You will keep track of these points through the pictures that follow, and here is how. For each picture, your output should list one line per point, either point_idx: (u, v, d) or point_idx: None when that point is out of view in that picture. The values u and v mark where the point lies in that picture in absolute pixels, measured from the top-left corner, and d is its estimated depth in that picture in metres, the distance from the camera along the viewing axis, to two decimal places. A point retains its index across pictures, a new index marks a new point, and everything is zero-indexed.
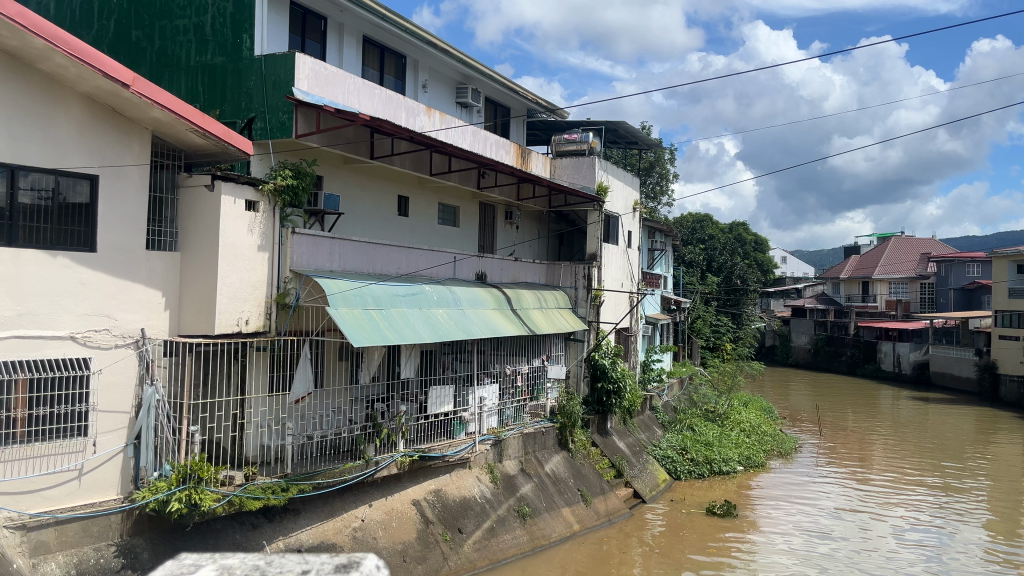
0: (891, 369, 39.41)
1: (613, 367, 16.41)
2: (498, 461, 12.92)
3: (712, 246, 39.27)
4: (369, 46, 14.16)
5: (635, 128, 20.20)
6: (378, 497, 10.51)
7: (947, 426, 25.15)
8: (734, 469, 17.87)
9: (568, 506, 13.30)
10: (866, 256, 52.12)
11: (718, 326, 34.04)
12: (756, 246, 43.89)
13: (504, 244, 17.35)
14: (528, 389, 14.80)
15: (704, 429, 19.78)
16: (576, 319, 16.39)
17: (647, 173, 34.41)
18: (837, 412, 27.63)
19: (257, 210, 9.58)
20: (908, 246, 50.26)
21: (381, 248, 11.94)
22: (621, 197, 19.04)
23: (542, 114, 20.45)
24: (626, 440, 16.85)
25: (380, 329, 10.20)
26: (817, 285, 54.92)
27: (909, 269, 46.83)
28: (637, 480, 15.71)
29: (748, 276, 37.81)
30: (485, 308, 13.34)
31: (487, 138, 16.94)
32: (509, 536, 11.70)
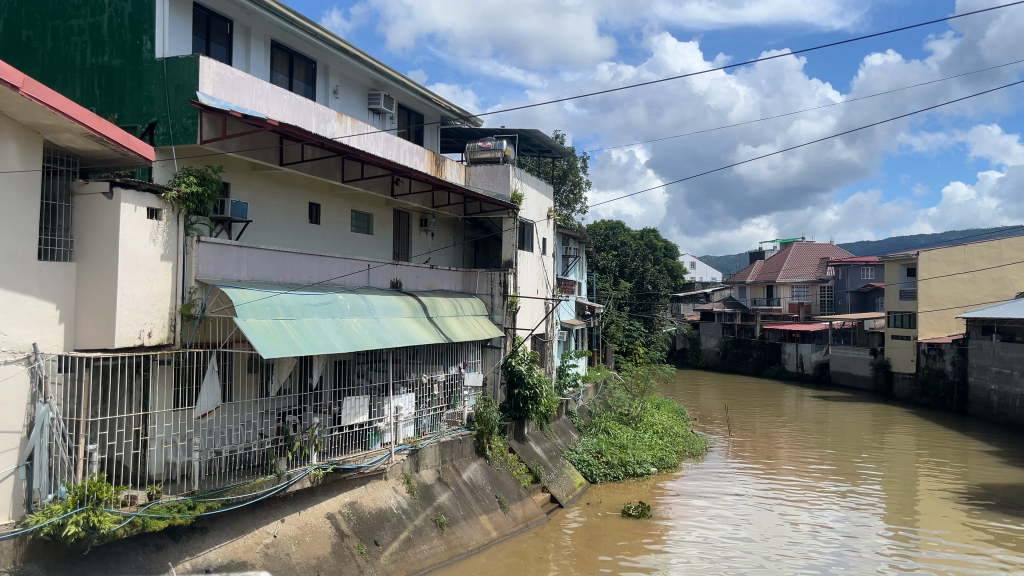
0: (795, 369, 40.98)
1: (529, 373, 16.48)
2: (415, 471, 12.77)
3: (624, 252, 40.16)
4: (276, 50, 13.86)
5: (548, 137, 20.42)
6: (290, 512, 10.23)
7: (846, 422, 26.36)
8: (647, 471, 18.24)
9: (486, 514, 13.28)
10: (770, 261, 54.19)
11: (631, 330, 34.75)
12: (666, 252, 45.04)
13: (420, 252, 17.19)
14: (444, 398, 14.69)
15: (619, 432, 20.07)
16: (492, 326, 16.40)
17: (560, 181, 34.90)
18: (744, 412, 28.61)
19: (160, 218, 9.24)
20: (809, 251, 52.53)
21: (291, 257, 11.69)
22: (536, 204, 19.17)
23: (455, 122, 20.40)
24: (543, 446, 16.90)
25: (290, 339, 9.97)
26: (725, 290, 56.84)
27: (810, 273, 48.88)
28: (553, 485, 15.81)
29: (659, 282, 38.65)
30: (400, 316, 13.25)
31: (400, 145, 16.84)
32: (427, 546, 11.59)
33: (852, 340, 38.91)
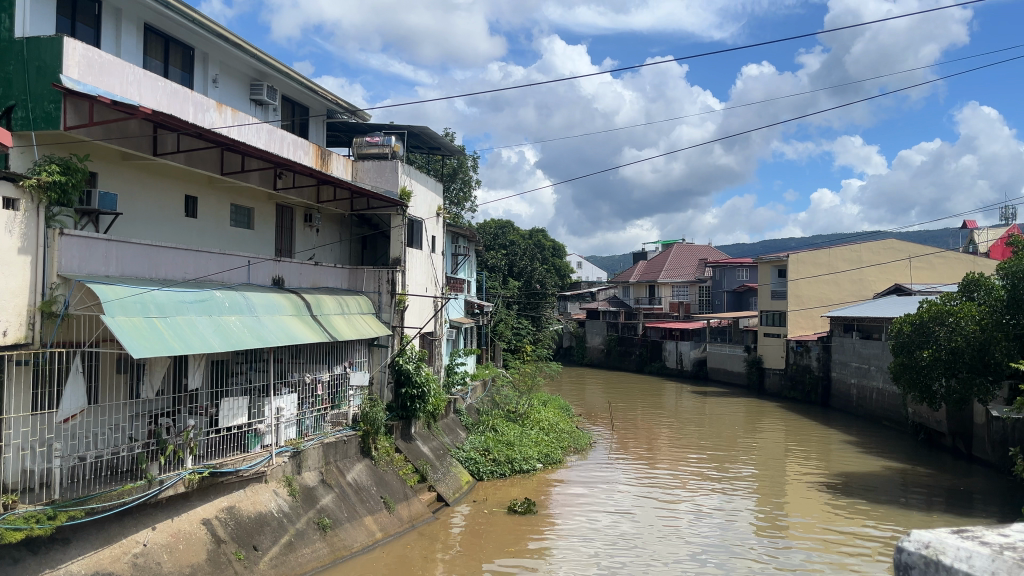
0: (675, 366, 42.48)
1: (417, 372, 16.36)
2: (297, 473, 12.42)
3: (513, 251, 40.50)
4: (150, 35, 13.18)
5: (437, 134, 20.32)
6: (162, 519, 9.75)
7: (722, 417, 27.56)
8: (533, 468, 18.50)
9: (370, 515, 13.09)
10: (653, 261, 55.96)
11: (519, 328, 35.10)
12: (555, 251, 45.77)
13: (304, 248, 16.74)
14: (328, 398, 14.33)
15: (506, 430, 20.20)
16: (379, 324, 16.15)
17: (450, 179, 34.87)
18: (627, 408, 29.45)
19: (18, 209, 8.61)
20: (689, 252, 54.60)
21: (164, 252, 11.15)
22: (424, 201, 19.03)
23: (343, 115, 19.98)
24: (430, 445, 16.78)
25: (163, 338, 9.51)
26: (610, 289, 58.31)
27: (690, 273, 50.84)
28: (440, 483, 15.77)
29: (547, 281, 39.17)
30: (282, 314, 12.87)
31: (283, 138, 16.41)
32: (308, 549, 11.31)
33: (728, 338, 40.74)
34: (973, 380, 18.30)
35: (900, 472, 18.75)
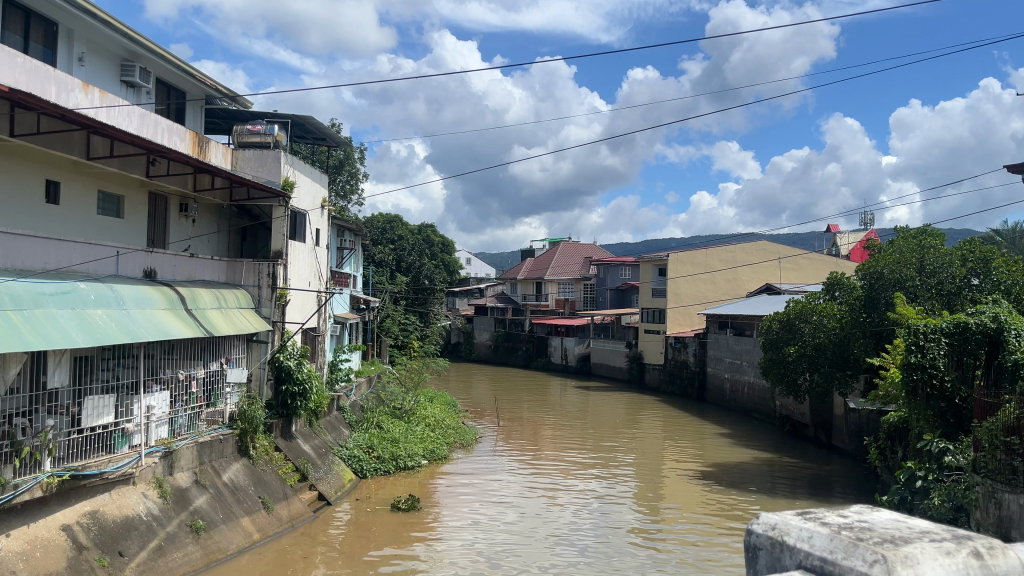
0: (560, 361, 43.23)
1: (299, 369, 16.04)
2: (168, 475, 11.86)
3: (401, 246, 40.17)
4: (8, 6, 12.26)
5: (323, 125, 19.88)
6: (17, 525, 9.07)
7: (604, 411, 28.28)
8: (418, 464, 18.41)
9: (248, 516, 12.68)
10: (540, 258, 56.72)
11: (406, 324, 34.82)
12: (443, 246, 45.64)
13: (178, 238, 15.99)
14: (203, 395, 13.72)
15: (390, 427, 20.01)
16: (259, 319, 15.60)
17: (337, 171, 34.18)
18: (512, 403, 29.74)
19: None
20: (575, 250, 55.67)
21: (21, 240, 10.39)
22: (308, 193, 18.57)
23: (222, 101, 19.22)
24: (311, 443, 16.40)
25: (19, 332, 8.87)
26: (498, 285, 58.69)
27: (575, 271, 51.86)
28: (321, 482, 15.46)
29: (434, 277, 39.00)
30: (154, 308, 12.25)
31: (157, 124, 15.63)
32: (180, 553, 10.83)
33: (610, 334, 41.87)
34: (833, 375, 19.81)
35: (768, 462, 19.79)
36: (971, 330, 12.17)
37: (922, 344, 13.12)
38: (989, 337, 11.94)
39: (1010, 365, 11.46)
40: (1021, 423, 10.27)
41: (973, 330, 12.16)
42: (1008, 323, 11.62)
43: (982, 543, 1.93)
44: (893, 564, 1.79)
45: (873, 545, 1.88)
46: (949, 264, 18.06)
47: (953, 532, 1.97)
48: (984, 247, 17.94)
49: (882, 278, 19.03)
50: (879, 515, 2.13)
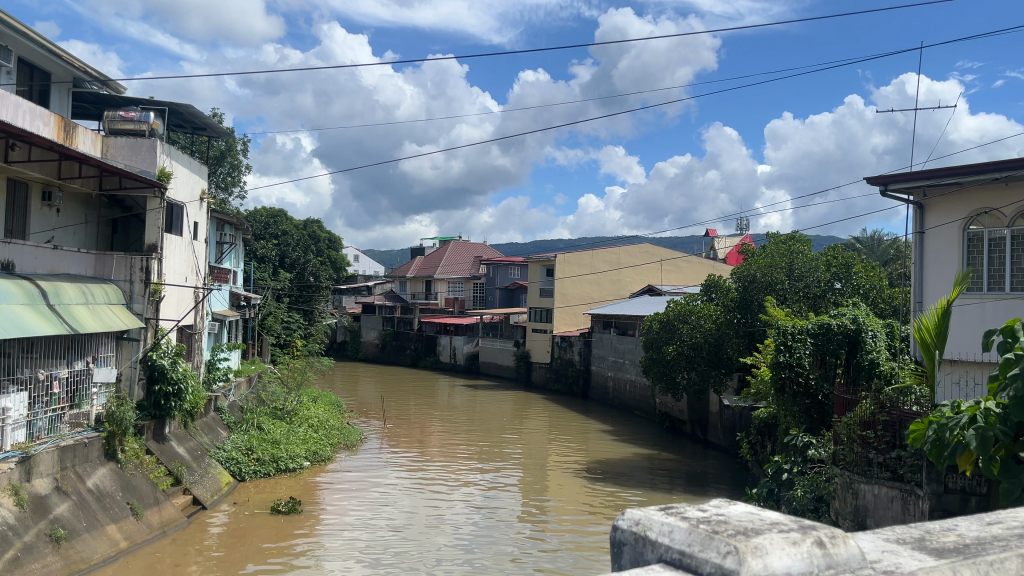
0: (448, 360, 43.18)
1: (173, 368, 15.31)
2: (26, 481, 10.98)
3: (285, 241, 39.07)
4: None
5: (203, 114, 19.09)
6: None
7: (491, 409, 28.46)
8: (300, 466, 18.00)
9: (114, 523, 12.01)
10: (429, 256, 56.48)
11: (289, 322, 33.90)
12: (330, 243, 44.70)
13: (40, 229, 14.95)
14: (67, 396, 12.92)
15: (271, 428, 19.45)
16: (130, 316, 14.82)
17: (217, 162, 32.92)
18: (399, 402, 29.48)
19: None
20: (465, 249, 55.74)
21: None
22: (186, 184, 17.79)
23: (92, 85, 18.16)
24: (186, 445, 15.69)
25: None
26: (386, 283, 58.01)
27: (464, 270, 51.96)
28: (197, 486, 14.86)
29: (320, 274, 38.15)
30: (11, 304, 11.37)
31: (18, 106, 14.59)
32: (38, 564, 10.12)
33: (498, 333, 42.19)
34: (710, 372, 20.61)
35: (648, 457, 20.46)
36: (835, 331, 13.35)
37: (789, 344, 13.79)
38: (849, 338, 13.23)
39: (868, 363, 13.02)
40: (877, 417, 11.10)
41: (836, 330, 13.35)
42: (866, 325, 13.08)
43: (825, 532, 2.06)
44: (744, 555, 1.88)
45: (727, 536, 1.96)
46: (816, 269, 19.38)
47: (800, 523, 2.09)
48: (845, 254, 19.81)
49: (755, 281, 19.88)
50: (734, 509, 2.23)
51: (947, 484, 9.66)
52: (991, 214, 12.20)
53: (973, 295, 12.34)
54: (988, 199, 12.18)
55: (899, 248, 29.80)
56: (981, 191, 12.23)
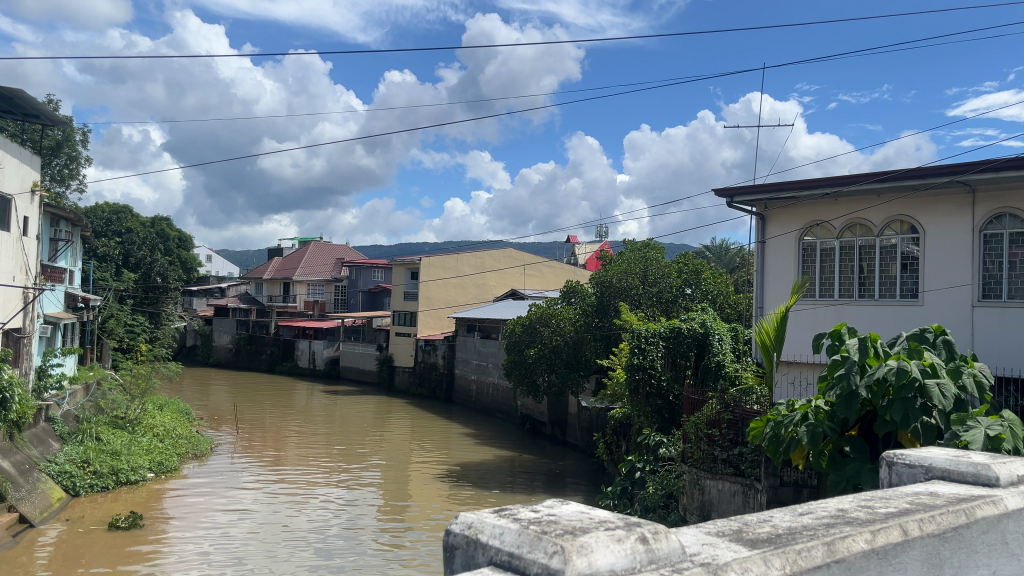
0: (307, 365, 41.99)
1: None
2: None
3: (130, 239, 36.76)
4: None
5: (36, 101, 17.68)
6: None
7: (351, 415, 27.91)
8: (143, 478, 16.98)
9: None
10: (287, 258, 54.85)
11: (133, 325, 31.89)
12: (180, 242, 42.44)
13: None
14: None
15: (111, 438, 18.19)
16: None
17: (53, 153, 30.59)
18: (254, 409, 28.38)
19: None
20: (325, 250, 54.51)
21: None
22: (16, 175, 16.41)
23: None
24: (12, 459, 14.04)
25: None
26: (240, 285, 55.71)
27: (325, 273, 50.87)
28: (23, 503, 13.66)
29: (169, 274, 36.16)
30: None
31: None
32: None
33: (359, 337, 41.46)
34: (569, 375, 21.12)
35: (508, 459, 20.72)
36: (684, 334, 13.95)
37: (643, 346, 14.42)
38: (697, 341, 13.85)
39: (714, 365, 13.63)
40: (721, 416, 11.72)
41: (685, 333, 13.95)
42: (714, 328, 13.68)
43: (649, 529, 2.11)
44: (570, 554, 1.90)
45: (554, 537, 1.98)
46: (668, 276, 20.32)
47: (625, 521, 2.14)
48: (696, 261, 20.78)
49: (611, 287, 20.66)
50: (565, 508, 2.25)
51: (782, 478, 10.37)
52: (823, 227, 13.17)
53: (808, 300, 13.29)
54: (819, 212, 13.15)
55: (743, 256, 31.80)
56: (813, 205, 13.20)
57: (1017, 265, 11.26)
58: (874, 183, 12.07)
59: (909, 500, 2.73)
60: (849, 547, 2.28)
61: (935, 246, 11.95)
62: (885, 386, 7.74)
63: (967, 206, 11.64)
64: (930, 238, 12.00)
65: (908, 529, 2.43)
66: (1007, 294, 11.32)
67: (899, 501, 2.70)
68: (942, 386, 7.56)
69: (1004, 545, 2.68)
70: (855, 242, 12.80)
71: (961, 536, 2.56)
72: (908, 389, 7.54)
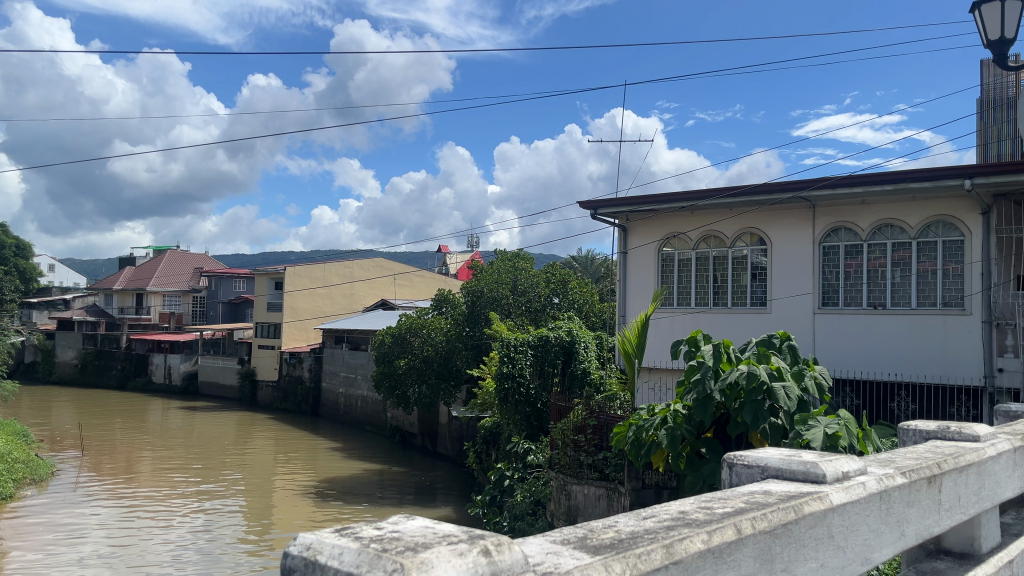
0: (162, 380, 39.83)
1: None
2: None
3: None
4: None
5: None
6: None
7: (210, 432, 26.70)
8: None
9: None
10: (140, 267, 51.94)
11: None
12: (18, 250, 39.29)
13: None
14: None
15: None
16: None
17: None
18: (102, 429, 26.63)
19: None
20: (182, 259, 52.07)
21: None
22: None
23: None
24: None
25: None
26: (87, 297, 52.23)
27: (182, 283, 48.63)
28: None
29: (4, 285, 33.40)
30: None
31: None
32: None
33: (219, 350, 39.73)
34: (439, 386, 21.03)
35: (377, 472, 20.40)
36: (552, 343, 14.42)
37: (512, 355, 14.39)
38: (564, 349, 14.38)
39: (581, 372, 14.23)
40: (586, 423, 12.04)
41: (553, 342, 14.42)
42: (580, 337, 14.36)
43: (491, 540, 2.10)
44: (408, 572, 1.86)
45: (394, 554, 1.94)
46: (536, 285, 20.82)
47: (470, 534, 2.12)
48: (563, 271, 21.41)
49: (482, 297, 20.77)
50: (411, 524, 2.22)
51: (644, 480, 10.71)
52: (679, 238, 13.80)
53: (666, 309, 13.86)
54: (676, 224, 13.77)
55: (608, 266, 32.87)
56: (670, 218, 13.81)
57: (852, 275, 12.18)
58: (725, 198, 12.77)
59: (746, 500, 2.84)
60: (686, 548, 2.25)
61: (781, 257, 12.74)
62: (736, 390, 8.18)
63: (808, 220, 12.49)
64: (777, 249, 12.78)
65: (742, 527, 2.40)
66: (843, 302, 12.21)
67: (736, 501, 2.81)
68: (788, 388, 8.06)
69: (830, 539, 2.70)
70: (709, 253, 13.47)
71: (790, 531, 2.55)
72: (757, 391, 8.00)
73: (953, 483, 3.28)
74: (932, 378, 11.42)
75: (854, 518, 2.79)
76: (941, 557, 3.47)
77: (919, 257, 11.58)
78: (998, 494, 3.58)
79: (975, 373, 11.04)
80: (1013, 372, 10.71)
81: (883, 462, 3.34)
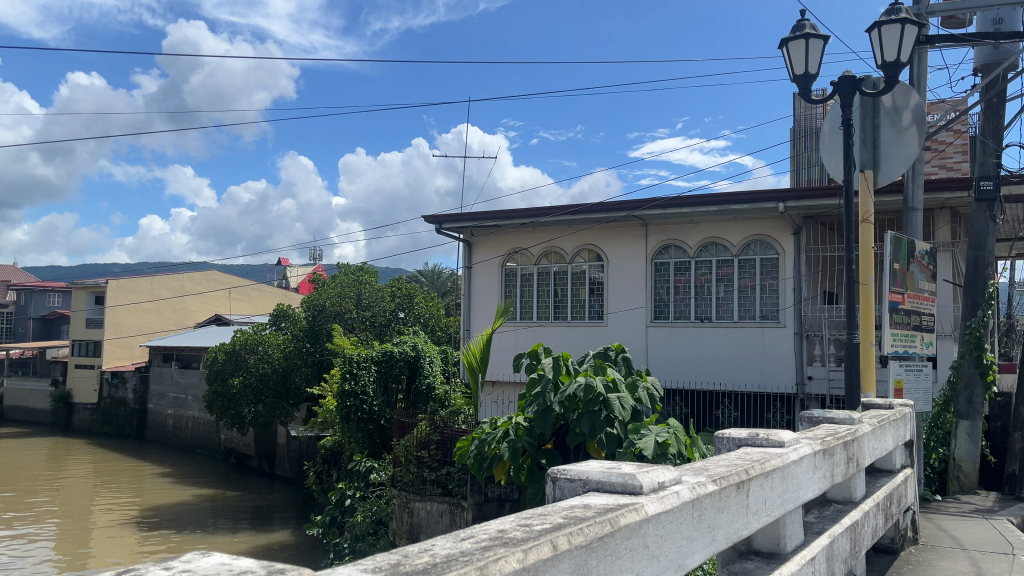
0: None
1: None
2: None
3: None
4: None
5: None
6: None
7: (16, 459, 24.44)
8: None
9: None
10: None
11: None
12: None
13: None
14: None
15: None
16: None
17: None
18: None
19: None
20: None
21: None
22: None
23: None
24: None
25: None
26: None
27: None
28: None
29: None
30: None
31: None
32: None
33: (29, 371, 36.54)
34: (277, 404, 20.25)
35: (209, 497, 19.36)
36: (397, 358, 14.20)
37: (354, 371, 14.26)
38: (409, 364, 14.21)
39: (426, 388, 14.07)
40: (430, 437, 12.03)
41: (397, 357, 14.20)
42: (425, 352, 14.18)
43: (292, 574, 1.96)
44: None
45: None
46: (381, 300, 20.64)
47: (268, 566, 1.98)
48: (409, 284, 21.37)
49: (324, 311, 20.25)
50: (206, 561, 2.04)
51: (487, 493, 10.71)
52: (522, 254, 14.08)
53: (510, 323, 14.08)
54: (518, 240, 14.03)
55: (455, 280, 33.14)
56: (513, 234, 14.07)
57: (682, 289, 12.84)
58: (565, 215, 13.14)
59: (564, 515, 2.85)
60: (501, 568, 2.20)
61: (618, 272, 13.24)
62: (574, 401, 8.38)
63: (642, 237, 13.08)
64: (613, 265, 13.28)
65: (558, 543, 2.40)
66: (674, 315, 12.83)
67: (554, 517, 2.81)
68: (621, 399, 8.33)
69: (646, 548, 2.77)
70: (550, 268, 13.82)
71: (606, 544, 2.58)
72: (594, 402, 8.23)
73: (759, 487, 3.47)
74: (752, 386, 12.19)
75: (668, 526, 2.88)
76: (751, 557, 3.66)
77: (740, 273, 12.39)
78: (801, 495, 3.84)
79: (789, 381, 11.90)
80: (820, 379, 11.65)
81: (697, 470, 3.48)
